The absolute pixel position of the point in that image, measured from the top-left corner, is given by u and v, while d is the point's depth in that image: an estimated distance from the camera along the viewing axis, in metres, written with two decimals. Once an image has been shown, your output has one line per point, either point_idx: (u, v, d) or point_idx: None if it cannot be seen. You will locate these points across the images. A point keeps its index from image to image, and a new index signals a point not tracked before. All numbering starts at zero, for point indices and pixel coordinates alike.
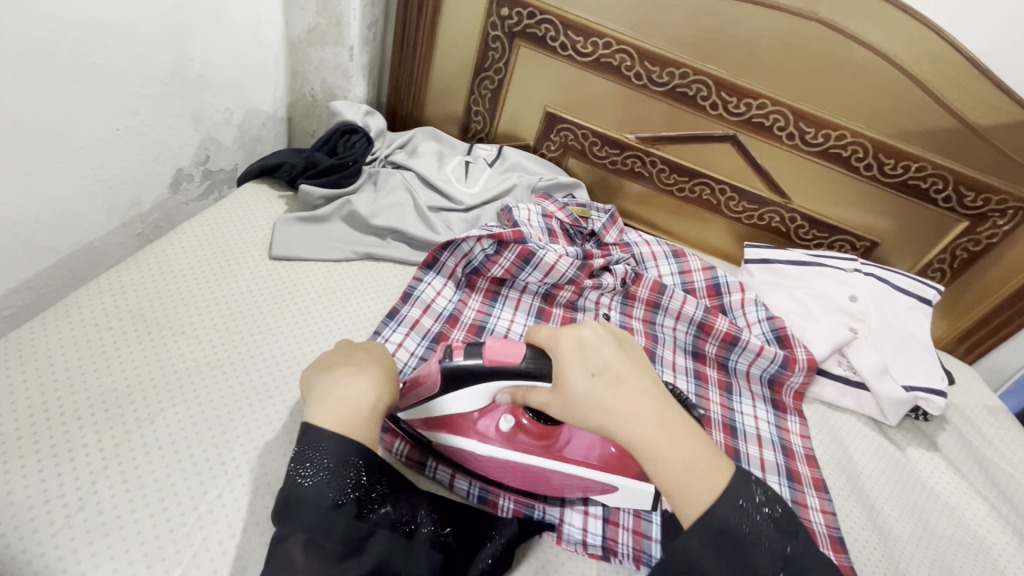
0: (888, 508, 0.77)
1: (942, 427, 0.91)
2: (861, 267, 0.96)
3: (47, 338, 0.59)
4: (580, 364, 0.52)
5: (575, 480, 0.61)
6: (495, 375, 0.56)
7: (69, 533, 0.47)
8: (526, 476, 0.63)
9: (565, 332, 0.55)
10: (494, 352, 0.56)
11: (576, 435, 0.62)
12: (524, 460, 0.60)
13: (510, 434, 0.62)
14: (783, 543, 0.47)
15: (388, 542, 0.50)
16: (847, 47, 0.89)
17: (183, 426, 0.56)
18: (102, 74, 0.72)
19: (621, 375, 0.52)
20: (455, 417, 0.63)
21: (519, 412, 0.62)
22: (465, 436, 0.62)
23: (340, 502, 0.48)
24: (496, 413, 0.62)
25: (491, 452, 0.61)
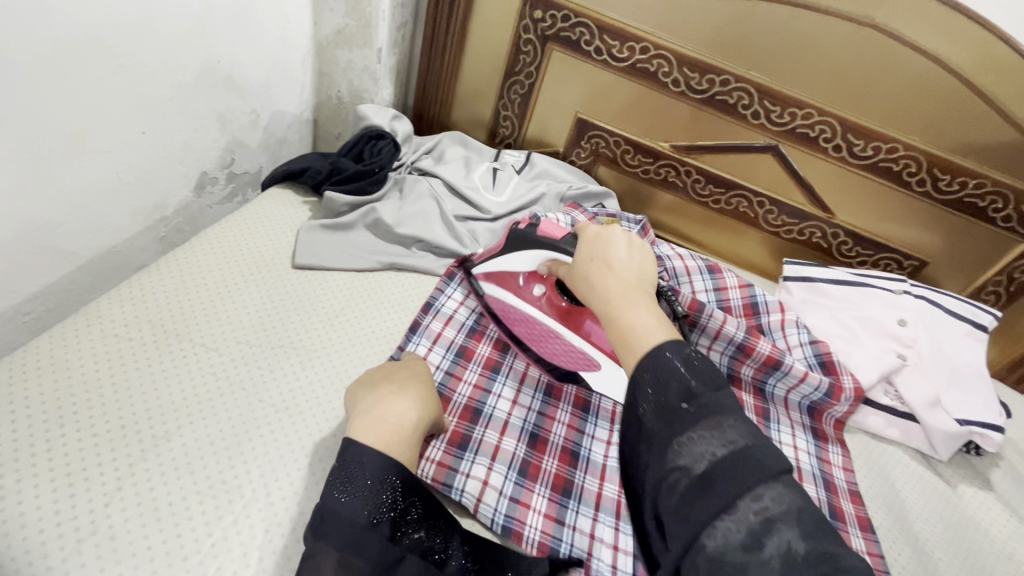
0: (940, 553, 0.71)
1: (996, 463, 0.84)
2: (911, 289, 0.90)
3: (66, 348, 0.58)
4: (586, 250, 0.58)
5: (576, 355, 0.72)
6: (541, 244, 0.66)
7: (80, 559, 0.45)
8: (536, 334, 0.74)
9: (595, 225, 0.60)
10: (546, 227, 0.66)
11: (597, 327, 0.72)
12: (545, 321, 0.73)
13: (542, 302, 0.73)
14: (695, 380, 0.43)
15: (418, 570, 0.46)
16: (904, 55, 0.83)
17: (199, 445, 0.54)
18: (129, 76, 0.71)
19: (613, 262, 0.54)
20: (505, 275, 0.75)
21: (557, 290, 0.73)
22: (507, 292, 0.75)
23: (375, 521, 0.45)
24: (539, 281, 0.74)
25: (525, 306, 0.74)
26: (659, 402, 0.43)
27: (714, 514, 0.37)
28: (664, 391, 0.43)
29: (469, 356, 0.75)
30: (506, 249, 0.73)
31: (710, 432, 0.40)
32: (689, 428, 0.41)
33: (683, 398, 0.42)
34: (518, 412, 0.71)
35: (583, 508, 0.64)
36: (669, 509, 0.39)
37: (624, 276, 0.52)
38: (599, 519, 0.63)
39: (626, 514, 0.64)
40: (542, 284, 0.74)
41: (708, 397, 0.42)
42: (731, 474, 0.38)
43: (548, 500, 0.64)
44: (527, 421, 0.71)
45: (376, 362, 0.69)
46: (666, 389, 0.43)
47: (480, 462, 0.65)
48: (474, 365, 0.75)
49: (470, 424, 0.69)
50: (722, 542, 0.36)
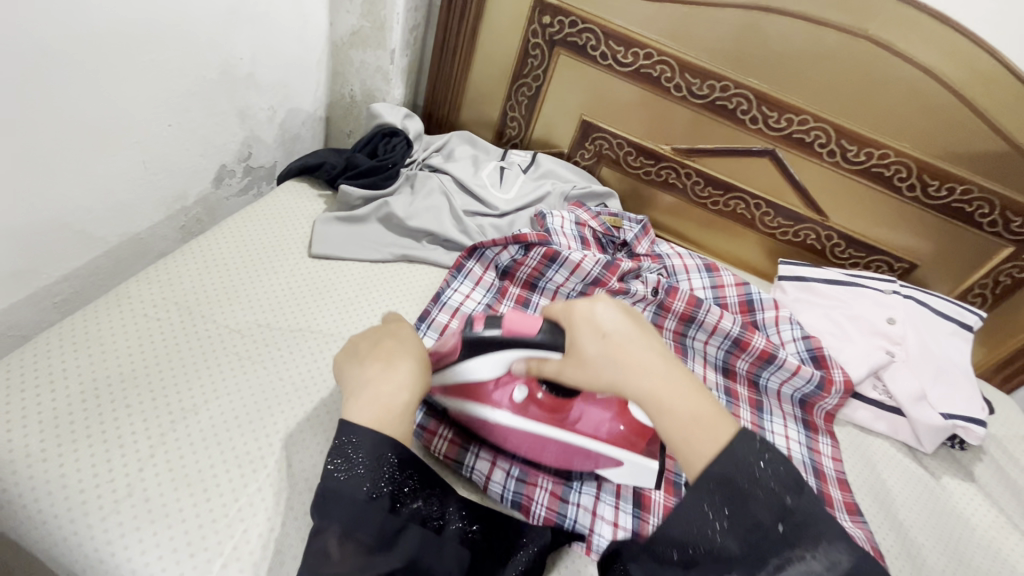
0: (922, 538, 0.75)
1: (979, 457, 0.88)
2: (900, 289, 0.94)
3: (99, 325, 0.61)
4: (589, 329, 0.52)
5: (585, 454, 0.62)
6: (511, 344, 0.56)
7: (117, 518, 0.49)
8: (540, 448, 0.64)
9: (580, 305, 0.54)
10: (512, 322, 0.56)
11: (590, 410, 0.62)
12: (539, 430, 0.62)
13: (527, 406, 0.62)
14: (791, 498, 0.45)
15: (418, 538, 0.50)
16: (895, 65, 0.88)
17: (224, 417, 0.58)
18: (158, 71, 0.74)
19: (630, 335, 0.52)
20: (474, 387, 0.62)
21: (535, 386, 0.61)
22: (483, 406, 0.63)
23: (372, 495, 0.48)
24: (515, 385, 0.61)
25: (506, 420, 0.62)
26: (747, 519, 0.44)
27: None
28: (754, 511, 0.44)
29: None
30: (467, 354, 0.58)
31: (809, 554, 0.43)
32: (786, 555, 0.43)
33: (776, 519, 0.44)
34: None
35: (586, 487, 0.67)
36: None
37: (649, 346, 0.52)
38: (600, 497, 0.66)
39: (627, 495, 0.67)
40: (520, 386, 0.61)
41: (802, 513, 0.44)
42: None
43: (554, 479, 0.67)
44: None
45: None
46: (752, 504, 0.44)
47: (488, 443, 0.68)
48: None
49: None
50: None
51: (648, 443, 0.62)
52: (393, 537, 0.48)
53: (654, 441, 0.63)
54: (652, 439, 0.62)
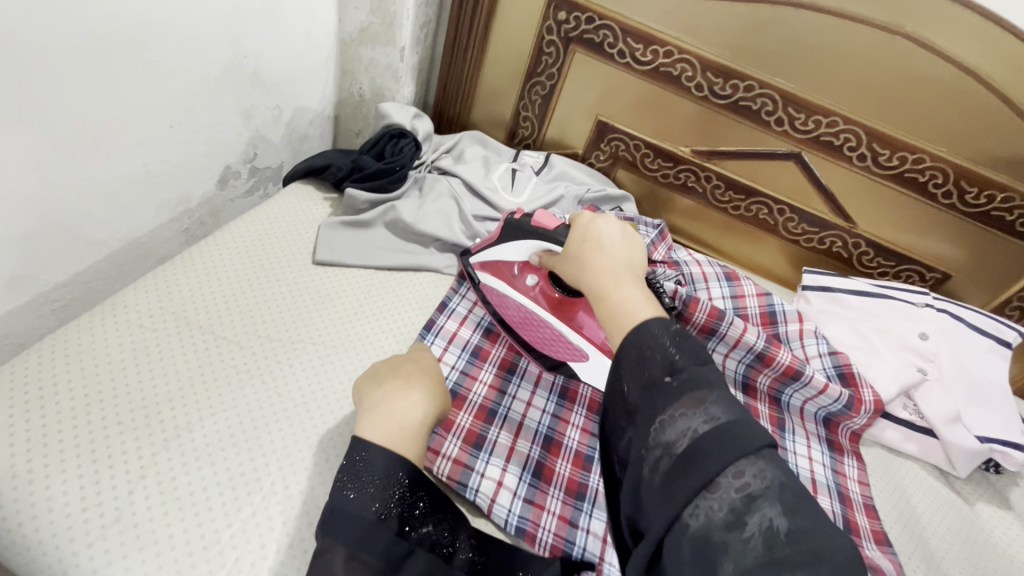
0: (956, 570, 0.71)
1: (1015, 481, 0.83)
2: (933, 302, 0.89)
3: (92, 336, 0.59)
4: (579, 233, 0.58)
5: (565, 345, 0.73)
6: (531, 233, 0.70)
7: (104, 544, 0.46)
8: (530, 326, 0.75)
9: (585, 216, 0.59)
10: (539, 216, 0.69)
11: (591, 321, 0.73)
12: (536, 310, 0.74)
13: (534, 290, 0.75)
14: (678, 355, 0.43)
15: (426, 567, 0.46)
16: (933, 65, 0.82)
17: (220, 437, 0.55)
18: (160, 70, 0.72)
19: (600, 251, 0.55)
20: (497, 262, 0.77)
21: (551, 281, 0.74)
22: (500, 279, 0.76)
23: (380, 517, 0.44)
24: (532, 271, 0.75)
25: (514, 295, 0.75)
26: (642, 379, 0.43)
27: (696, 493, 0.37)
28: (643, 367, 0.43)
29: (485, 356, 0.76)
30: (501, 238, 0.74)
31: (689, 409, 0.40)
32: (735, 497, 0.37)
33: (665, 372, 0.42)
34: (532, 415, 0.72)
35: (596, 511, 0.64)
36: (650, 487, 0.39)
37: (618, 256, 0.54)
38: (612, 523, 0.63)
39: None
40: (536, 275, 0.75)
41: (691, 371, 0.42)
42: (710, 452, 0.38)
43: (562, 503, 0.64)
44: (542, 424, 0.71)
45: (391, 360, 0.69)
46: (648, 364, 0.43)
47: (495, 462, 0.65)
48: (489, 366, 0.75)
49: (485, 425, 0.69)
50: (708, 524, 0.35)
51: None
52: (401, 564, 0.44)
53: None
54: None
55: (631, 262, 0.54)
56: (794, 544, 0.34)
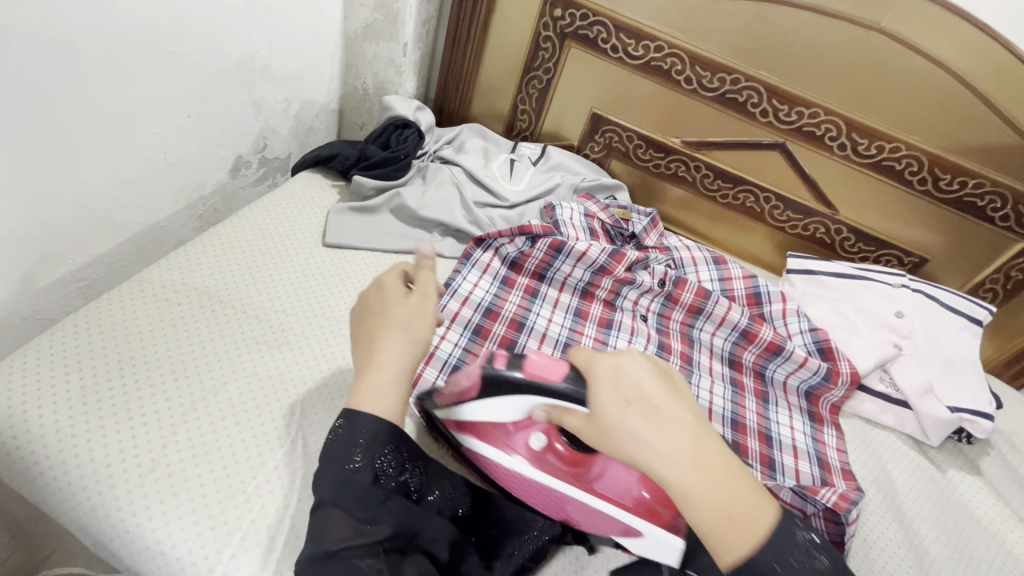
0: (926, 529, 0.76)
1: (985, 451, 0.88)
2: (909, 283, 0.95)
3: (122, 309, 0.64)
4: (615, 390, 0.48)
5: (595, 516, 0.58)
6: (529, 388, 0.53)
7: (142, 490, 0.51)
8: (553, 502, 0.60)
9: (606, 358, 0.50)
10: (534, 366, 0.52)
11: (613, 466, 0.59)
12: (553, 484, 0.58)
13: (544, 456, 0.59)
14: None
15: (401, 510, 0.50)
16: (907, 58, 0.87)
17: (241, 399, 0.59)
18: (179, 62, 0.76)
19: (663, 413, 0.47)
20: (489, 428, 0.60)
21: (556, 435, 0.60)
22: (500, 452, 0.60)
23: (350, 467, 0.48)
24: (533, 430, 0.59)
25: (518, 466, 0.59)
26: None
27: None
28: None
29: (486, 334, 0.80)
30: (484, 394, 0.56)
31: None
32: None
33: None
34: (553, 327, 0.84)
35: None
36: None
37: (687, 421, 0.48)
38: None
39: None
40: (539, 434, 0.59)
41: None
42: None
43: None
44: (561, 334, 0.84)
45: None
46: None
47: None
48: (490, 343, 0.79)
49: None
50: None
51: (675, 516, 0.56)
52: (381, 505, 0.49)
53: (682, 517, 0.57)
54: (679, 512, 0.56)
55: (685, 409, 0.49)
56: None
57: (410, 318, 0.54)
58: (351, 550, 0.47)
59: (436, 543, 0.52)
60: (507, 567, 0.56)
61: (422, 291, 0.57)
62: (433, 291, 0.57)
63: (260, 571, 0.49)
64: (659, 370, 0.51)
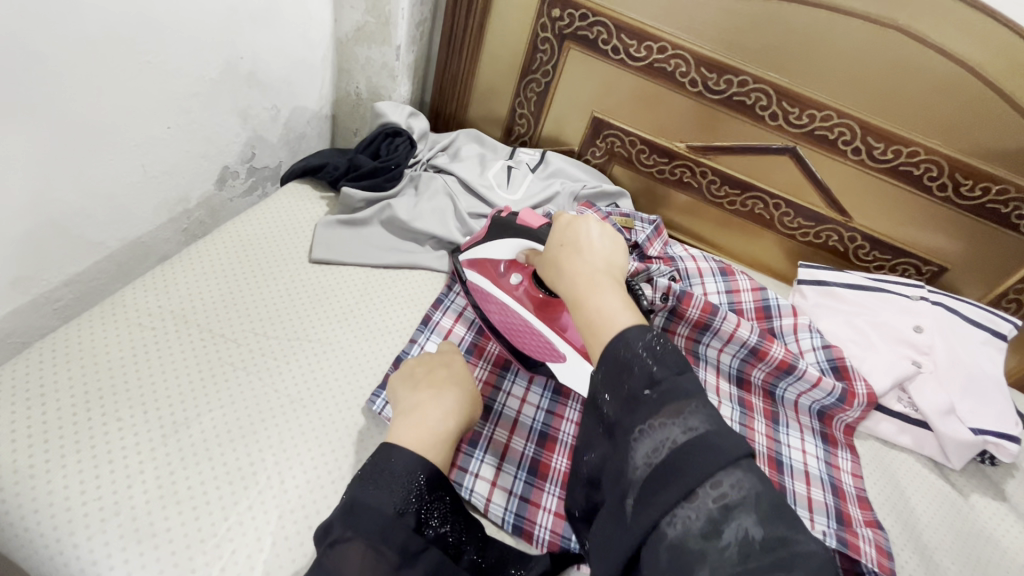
0: (949, 561, 0.71)
1: (1010, 473, 0.83)
2: (928, 295, 0.89)
3: (92, 335, 0.60)
4: (558, 236, 0.59)
5: (546, 347, 0.70)
6: (518, 230, 0.71)
7: (104, 536, 0.48)
8: (512, 327, 0.73)
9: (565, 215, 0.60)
10: (527, 216, 0.71)
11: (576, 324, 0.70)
12: (516, 307, 0.72)
13: (518, 290, 0.73)
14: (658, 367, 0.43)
15: (435, 563, 0.47)
16: (926, 57, 0.82)
17: (215, 432, 0.56)
18: (157, 72, 0.73)
19: (583, 250, 0.55)
20: (486, 262, 0.75)
21: (534, 282, 0.72)
22: (486, 279, 0.75)
23: (406, 511, 0.47)
24: (517, 271, 0.74)
25: (503, 297, 0.73)
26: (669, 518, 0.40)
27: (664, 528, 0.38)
28: None
29: (480, 353, 0.76)
30: (488, 236, 0.75)
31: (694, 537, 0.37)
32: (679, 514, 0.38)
33: (645, 386, 0.43)
34: (527, 410, 0.72)
35: None
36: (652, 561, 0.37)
37: (601, 257, 0.55)
38: None
39: None
40: (519, 274, 0.74)
41: None
42: (688, 464, 0.39)
43: (558, 498, 0.64)
44: (536, 420, 0.71)
45: (387, 355, 0.70)
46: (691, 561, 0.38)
47: (490, 462, 0.65)
48: (485, 362, 0.75)
49: (481, 421, 0.70)
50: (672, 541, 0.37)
51: None
52: (416, 556, 0.46)
53: None
54: None
55: (610, 262, 0.55)
56: (769, 552, 0.35)
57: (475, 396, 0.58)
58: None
59: None
60: None
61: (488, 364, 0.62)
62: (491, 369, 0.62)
63: None
64: (609, 236, 0.58)
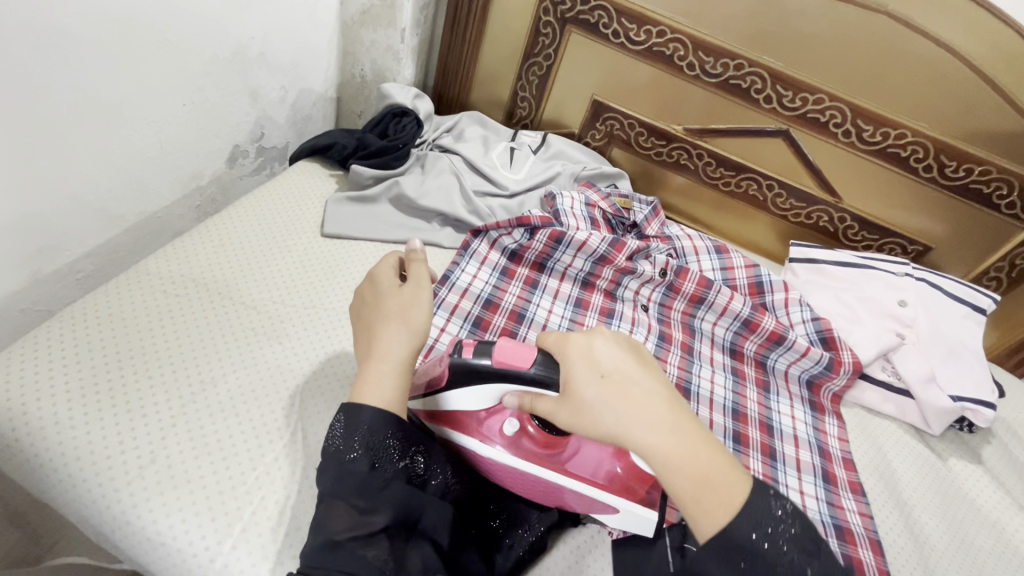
0: (926, 517, 0.76)
1: (987, 440, 0.88)
2: (913, 271, 0.94)
3: (120, 300, 0.63)
4: (588, 366, 0.49)
5: (576, 496, 0.58)
6: (501, 376, 0.53)
7: (141, 482, 0.51)
8: (531, 487, 0.59)
9: (579, 340, 0.51)
10: (501, 354, 0.52)
11: (588, 447, 0.59)
12: (529, 467, 0.57)
13: (518, 440, 0.58)
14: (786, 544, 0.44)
15: (402, 496, 0.50)
16: (914, 42, 0.86)
17: (240, 391, 0.59)
18: (174, 50, 0.75)
19: (633, 383, 0.48)
20: (461, 414, 0.59)
21: (527, 419, 0.58)
22: (474, 439, 0.59)
23: (349, 456, 0.49)
24: (505, 416, 0.58)
25: (498, 455, 0.58)
26: None
27: None
28: None
29: (486, 326, 0.80)
30: (456, 383, 0.56)
31: None
32: None
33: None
34: (553, 319, 0.84)
35: None
36: None
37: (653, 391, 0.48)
38: None
39: None
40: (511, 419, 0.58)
41: None
42: None
43: None
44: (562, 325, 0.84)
45: None
46: None
47: None
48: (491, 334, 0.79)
49: (514, 334, 0.81)
50: None
51: (648, 488, 0.58)
52: (379, 492, 0.49)
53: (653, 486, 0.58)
54: (651, 484, 0.58)
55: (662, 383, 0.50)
56: None
57: (406, 310, 0.56)
58: (356, 540, 0.46)
59: (438, 529, 0.52)
60: (506, 562, 0.56)
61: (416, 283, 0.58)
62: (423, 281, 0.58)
63: (260, 562, 0.49)
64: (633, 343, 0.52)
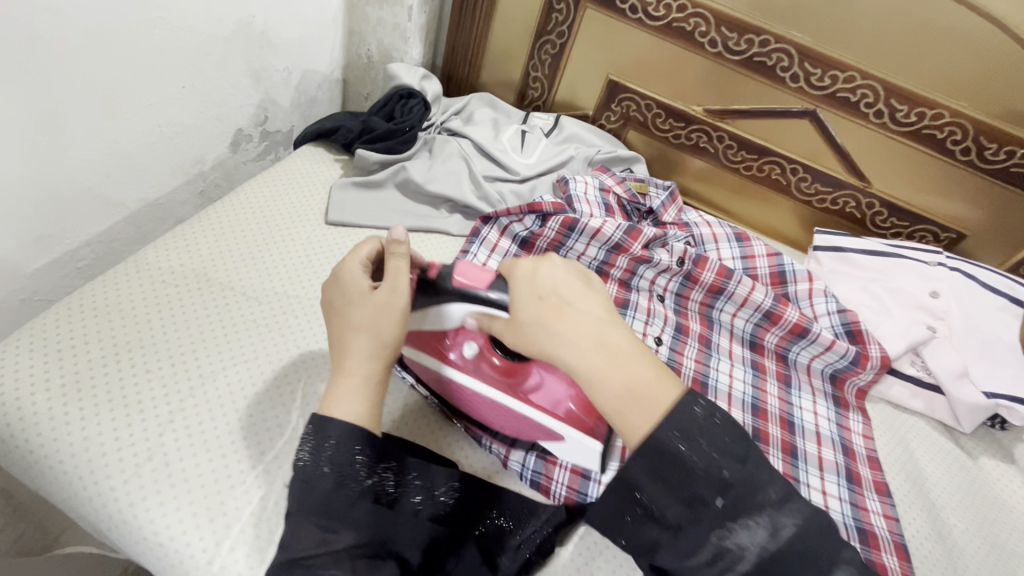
0: (955, 519, 0.72)
1: (1020, 438, 0.84)
2: (946, 261, 0.89)
3: (119, 291, 0.62)
4: (528, 289, 0.51)
5: (522, 422, 0.59)
6: (460, 297, 0.55)
7: (139, 481, 0.50)
8: (479, 407, 0.61)
9: (524, 265, 0.53)
10: (464, 276, 0.55)
11: (548, 379, 0.60)
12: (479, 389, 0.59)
13: (477, 362, 0.60)
14: (729, 472, 0.44)
15: (369, 516, 0.48)
16: (956, 16, 0.80)
17: (241, 385, 0.57)
18: (172, 29, 0.72)
19: (570, 304, 0.50)
20: (425, 333, 0.61)
21: (491, 347, 0.61)
22: (432, 356, 0.61)
23: (316, 472, 0.47)
24: (466, 339, 0.60)
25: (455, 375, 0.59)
26: (689, 497, 0.44)
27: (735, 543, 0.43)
28: (695, 486, 0.44)
29: None
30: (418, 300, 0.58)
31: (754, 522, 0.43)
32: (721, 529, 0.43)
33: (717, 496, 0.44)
34: None
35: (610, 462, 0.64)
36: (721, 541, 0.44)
37: (592, 315, 0.50)
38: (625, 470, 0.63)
39: None
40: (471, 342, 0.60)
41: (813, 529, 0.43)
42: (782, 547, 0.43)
43: None
44: None
45: None
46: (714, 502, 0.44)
47: None
48: None
49: None
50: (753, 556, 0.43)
51: (598, 424, 0.59)
52: (346, 510, 0.47)
53: (604, 425, 0.60)
54: (602, 421, 0.60)
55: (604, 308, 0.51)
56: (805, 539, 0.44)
57: (377, 320, 0.51)
58: (319, 558, 0.45)
59: (407, 547, 0.50)
60: (512, 564, 0.54)
61: (391, 287, 0.52)
62: (402, 285, 0.52)
63: (260, 565, 0.48)
64: (576, 270, 0.53)
